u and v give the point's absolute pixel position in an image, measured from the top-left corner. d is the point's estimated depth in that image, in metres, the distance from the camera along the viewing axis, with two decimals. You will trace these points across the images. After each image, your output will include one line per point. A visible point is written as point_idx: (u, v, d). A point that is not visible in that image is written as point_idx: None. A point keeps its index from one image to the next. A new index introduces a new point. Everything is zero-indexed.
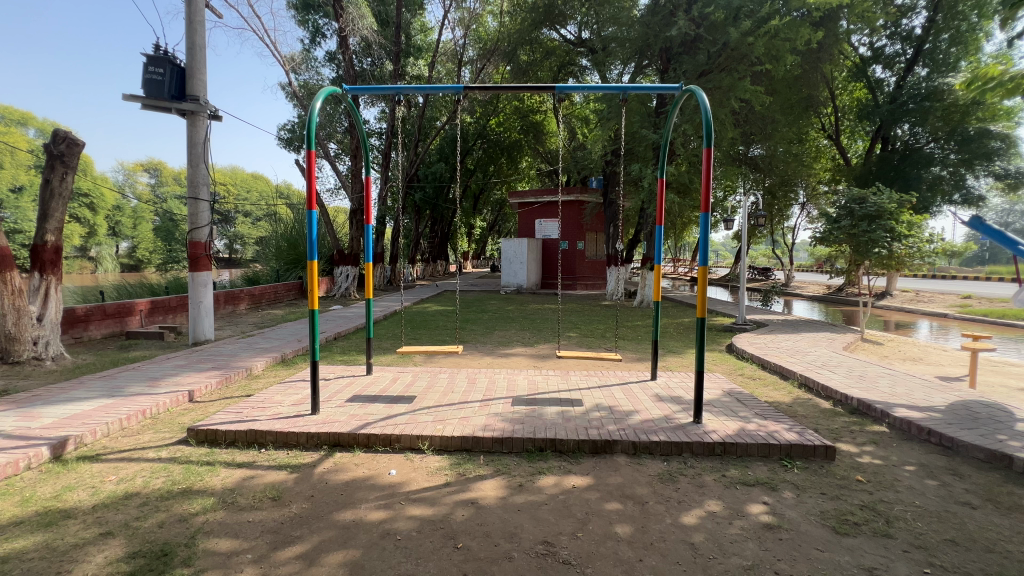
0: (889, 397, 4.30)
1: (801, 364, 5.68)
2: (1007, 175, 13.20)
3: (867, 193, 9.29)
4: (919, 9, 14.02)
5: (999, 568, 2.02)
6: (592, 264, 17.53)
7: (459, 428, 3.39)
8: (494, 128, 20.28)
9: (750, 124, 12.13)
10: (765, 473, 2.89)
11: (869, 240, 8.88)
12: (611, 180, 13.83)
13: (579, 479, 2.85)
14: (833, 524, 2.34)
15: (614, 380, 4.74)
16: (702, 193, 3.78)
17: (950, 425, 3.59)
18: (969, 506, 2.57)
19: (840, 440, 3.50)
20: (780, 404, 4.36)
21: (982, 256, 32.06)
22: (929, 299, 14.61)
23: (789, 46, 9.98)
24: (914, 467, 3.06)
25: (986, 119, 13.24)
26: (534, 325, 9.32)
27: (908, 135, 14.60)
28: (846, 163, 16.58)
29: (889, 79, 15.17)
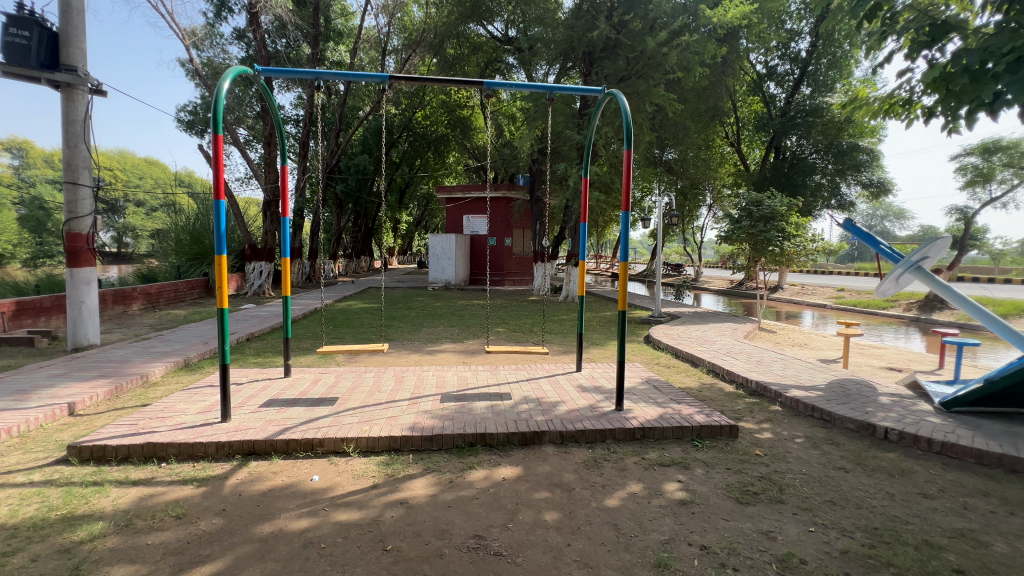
0: (781, 379, 4.84)
1: (708, 352, 6.20)
2: (872, 184, 15.39)
3: (763, 196, 10.32)
4: (804, 34, 15.77)
5: (867, 522, 2.36)
6: (519, 260, 17.81)
7: (387, 429, 3.30)
8: (420, 122, 19.87)
9: (664, 129, 12.98)
10: (679, 454, 3.13)
11: (764, 239, 9.88)
12: (538, 177, 14.03)
13: (509, 471, 2.90)
14: (736, 495, 2.59)
15: (541, 373, 4.87)
16: (622, 193, 3.95)
17: (828, 401, 4.12)
18: (844, 470, 2.96)
19: (742, 419, 3.88)
20: (691, 389, 4.74)
21: (854, 254, 37.01)
22: (811, 292, 16.61)
23: (698, 59, 10.77)
24: (800, 439, 3.48)
25: (856, 135, 15.22)
26: (463, 321, 9.30)
27: (796, 146, 16.35)
28: (746, 170, 18.23)
29: (780, 95, 16.91)
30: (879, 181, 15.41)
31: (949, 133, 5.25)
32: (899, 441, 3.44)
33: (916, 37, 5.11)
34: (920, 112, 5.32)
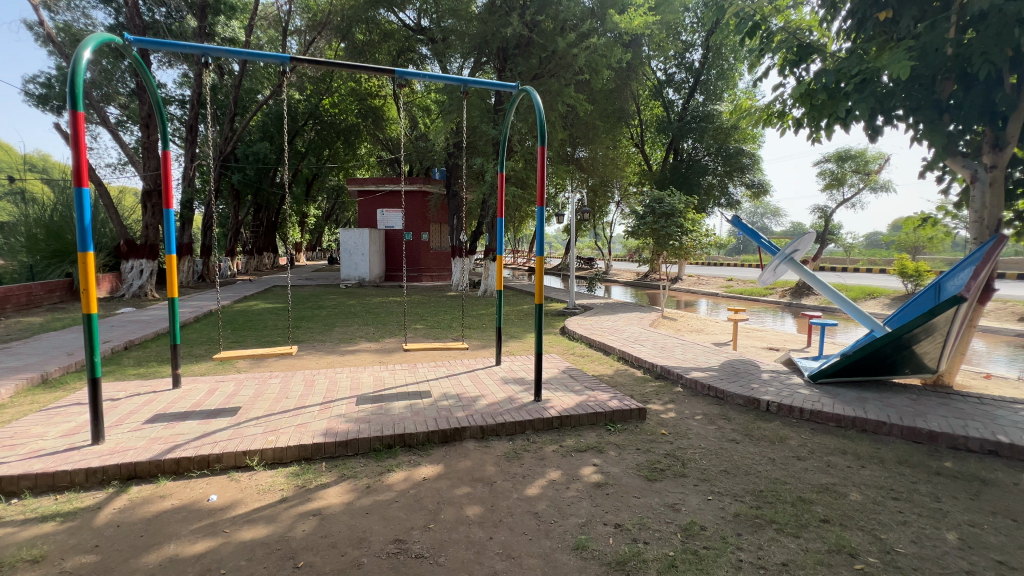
0: (682, 362, 5.28)
1: (619, 340, 6.59)
2: (753, 185, 17.30)
3: (664, 195, 11.16)
4: (696, 46, 17.21)
5: (754, 486, 2.65)
6: (436, 255, 17.54)
7: (296, 437, 3.08)
8: (328, 110, 18.68)
9: (575, 128, 13.48)
10: (594, 439, 3.29)
11: (666, 234, 10.70)
12: (454, 171, 13.75)
13: (430, 470, 2.85)
14: (645, 473, 2.78)
15: (461, 369, 4.85)
16: (538, 188, 4.02)
17: (721, 380, 4.57)
18: (735, 442, 3.30)
19: (649, 401, 4.17)
20: (604, 376, 5.01)
21: (740, 248, 41.19)
22: (706, 282, 18.29)
23: (605, 62, 11.28)
24: (698, 416, 3.82)
25: (740, 141, 16.98)
26: (379, 319, 8.97)
27: (692, 149, 17.83)
28: (649, 170, 19.52)
29: (677, 101, 18.26)
30: (759, 182, 17.31)
31: (813, 143, 6.04)
32: (778, 411, 3.92)
33: (787, 55, 5.78)
34: (791, 122, 6.05)
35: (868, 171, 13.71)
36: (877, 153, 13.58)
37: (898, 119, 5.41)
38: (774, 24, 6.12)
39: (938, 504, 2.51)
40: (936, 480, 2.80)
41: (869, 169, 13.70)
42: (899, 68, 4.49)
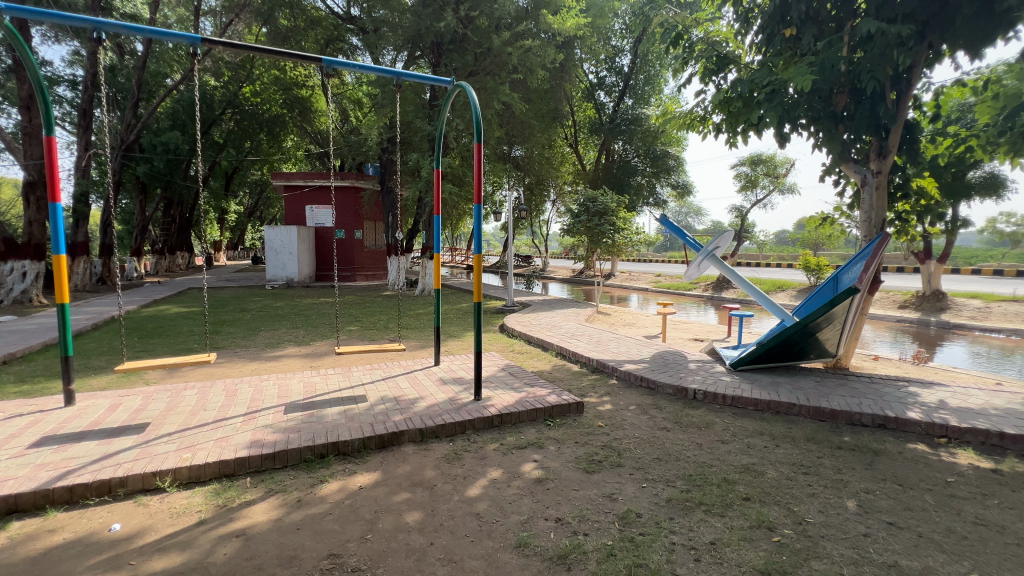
0: (616, 356, 5.48)
1: (556, 336, 6.72)
2: (678, 185, 18.36)
3: (597, 194, 11.55)
4: (625, 52, 17.94)
5: (685, 471, 2.80)
6: (371, 254, 16.96)
7: (215, 452, 2.83)
8: (249, 99, 17.37)
9: (511, 126, 13.55)
10: (534, 435, 3.31)
11: (599, 231, 11.08)
12: (388, 168, 13.37)
13: (366, 478, 2.73)
14: (584, 465, 2.84)
15: (398, 370, 4.71)
16: (475, 185, 3.97)
17: (652, 371, 4.79)
18: (666, 429, 3.47)
19: (587, 395, 4.29)
20: (542, 372, 5.08)
21: (666, 246, 43.58)
22: (637, 277, 19.17)
23: (539, 63, 11.41)
24: (633, 407, 3.98)
25: (666, 143, 17.93)
26: (309, 321, 8.52)
27: (622, 150, 18.58)
28: (582, 169, 20.09)
29: (609, 104, 18.90)
30: (684, 183, 18.40)
31: (730, 147, 6.50)
32: (704, 399, 4.17)
33: (707, 64, 6.17)
34: (711, 128, 6.47)
35: (776, 174, 15.02)
36: (784, 159, 14.89)
37: (801, 127, 5.97)
38: (695, 35, 6.51)
39: (839, 475, 2.79)
40: (838, 454, 3.11)
41: (777, 172, 15.01)
42: (803, 82, 4.94)
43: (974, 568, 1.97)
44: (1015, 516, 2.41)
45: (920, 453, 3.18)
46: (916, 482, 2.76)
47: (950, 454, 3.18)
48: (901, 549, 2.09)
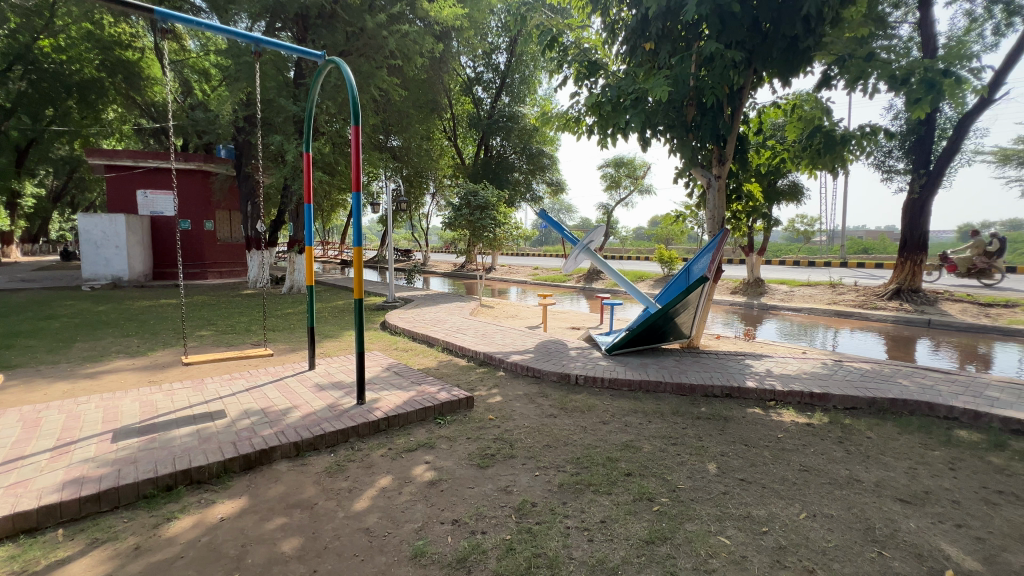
0: (502, 347, 5.55)
1: (442, 331, 6.59)
2: (553, 183, 19.29)
3: (478, 188, 11.60)
4: (501, 50, 18.19)
5: (573, 455, 2.91)
6: (226, 247, 14.93)
7: (8, 504, 2.18)
8: (49, 55, 13.96)
9: (388, 114, 12.92)
10: (424, 435, 3.18)
11: (481, 225, 11.16)
12: (245, 150, 11.80)
13: (229, 507, 2.35)
14: (477, 461, 2.80)
15: (265, 378, 4.17)
16: (352, 172, 3.63)
17: (537, 360, 4.95)
18: (553, 416, 3.60)
19: (475, 389, 4.25)
20: (429, 369, 4.93)
21: (541, 241, 45.56)
22: (516, 270, 19.78)
23: (417, 50, 11.01)
24: (521, 397, 4.06)
25: (541, 142, 18.71)
26: (146, 327, 7.17)
27: (500, 147, 18.93)
28: (462, 163, 20.03)
29: (486, 100, 19.06)
30: (557, 181, 19.40)
31: (600, 148, 6.99)
32: (585, 383, 4.43)
33: (580, 68, 6.52)
34: (584, 129, 6.86)
35: (636, 176, 16.64)
36: (642, 162, 16.52)
37: (659, 133, 6.64)
38: (567, 39, 6.83)
39: (700, 442, 3.17)
40: (698, 424, 3.52)
41: (637, 174, 16.62)
42: (661, 92, 5.48)
43: (803, 508, 2.37)
44: (825, 459, 2.96)
45: (757, 415, 3.75)
46: (757, 440, 3.24)
47: (778, 414, 3.81)
48: (752, 501, 2.43)
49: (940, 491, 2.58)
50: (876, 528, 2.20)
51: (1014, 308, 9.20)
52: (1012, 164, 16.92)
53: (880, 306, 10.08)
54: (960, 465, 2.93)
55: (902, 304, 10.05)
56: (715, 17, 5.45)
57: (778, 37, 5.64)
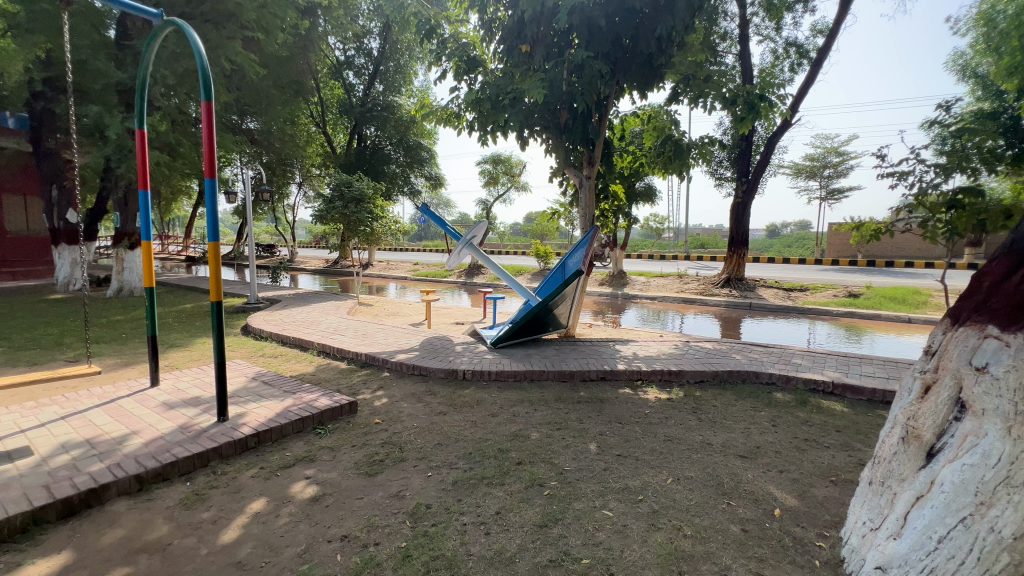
0: (385, 347, 5.31)
1: (316, 333, 6.09)
2: (431, 177, 18.95)
3: (352, 179, 10.92)
4: (374, 35, 17.25)
5: (465, 450, 2.91)
6: (20, 241, 11.91)
7: None
8: None
9: (244, 92, 11.47)
10: (302, 448, 2.90)
11: (357, 219, 10.53)
12: (47, 121, 9.50)
13: (42, 569, 1.88)
14: (365, 470, 2.64)
15: (89, 402, 3.43)
16: (204, 156, 3.14)
17: (423, 358, 4.84)
18: (443, 414, 3.56)
19: (358, 393, 4.01)
20: (304, 375, 4.52)
21: (419, 236, 44.71)
22: (395, 266, 19.12)
23: (278, 24, 9.91)
24: (408, 397, 3.93)
25: (419, 135, 18.25)
26: None
27: (375, 137, 18.05)
28: (332, 152, 18.62)
29: (358, 86, 17.96)
30: (436, 175, 19.09)
31: (481, 144, 7.07)
32: (473, 377, 4.46)
33: (459, 63, 6.49)
34: (465, 124, 6.86)
35: (513, 174, 17.15)
36: (518, 161, 17.06)
37: (536, 133, 6.94)
38: (445, 32, 6.74)
39: (582, 425, 3.40)
40: (578, 408, 3.77)
41: (513, 172, 17.13)
42: (538, 94, 5.72)
43: (669, 473, 2.69)
44: (683, 428, 3.40)
45: (628, 395, 4.15)
46: (629, 418, 3.58)
47: (644, 392, 4.26)
48: (628, 473, 2.68)
49: (766, 444, 3.13)
50: (725, 482, 2.59)
51: (807, 292, 11.55)
52: (802, 177, 21.13)
53: (715, 294, 11.86)
54: (779, 421, 3.58)
55: (731, 291, 11.95)
56: (584, 28, 5.82)
57: (638, 53, 6.26)
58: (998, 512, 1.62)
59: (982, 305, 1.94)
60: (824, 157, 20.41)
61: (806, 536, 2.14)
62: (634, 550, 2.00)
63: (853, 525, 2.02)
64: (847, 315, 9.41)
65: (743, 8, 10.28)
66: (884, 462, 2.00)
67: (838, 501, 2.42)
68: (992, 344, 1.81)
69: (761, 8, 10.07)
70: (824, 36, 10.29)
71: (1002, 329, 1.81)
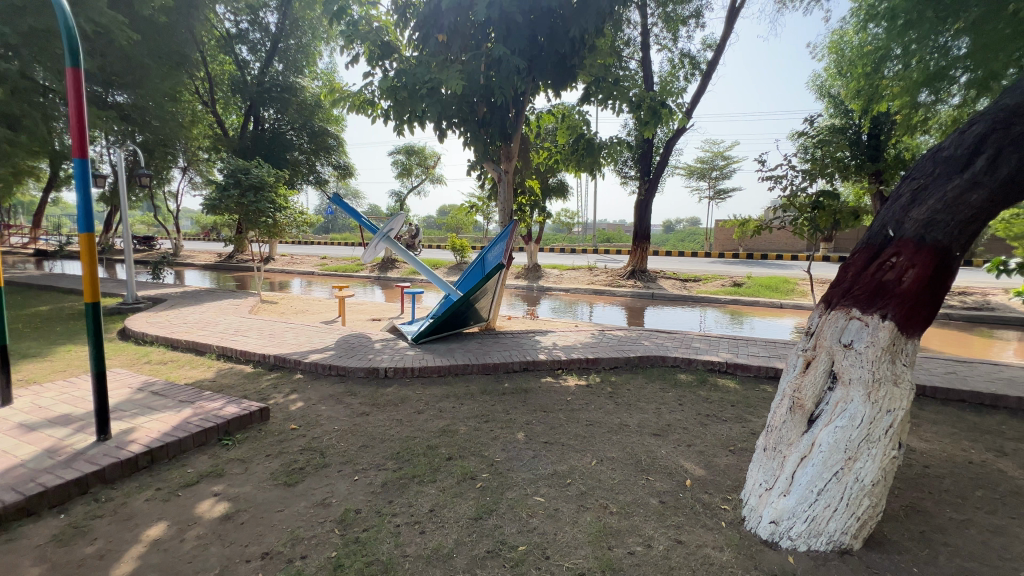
0: (296, 347, 4.96)
1: (214, 335, 5.50)
2: (339, 166, 17.89)
3: (250, 164, 9.98)
4: (271, 8, 15.75)
5: (392, 450, 2.82)
6: None
7: None
8: None
9: (112, 60, 9.93)
10: (206, 463, 2.63)
11: (256, 209, 9.61)
12: None
13: None
14: (283, 480, 2.46)
15: None
16: (73, 133, 2.68)
17: (340, 357, 4.59)
18: (366, 414, 3.42)
19: (268, 398, 3.71)
20: (202, 382, 4.07)
21: (326, 228, 41.86)
22: (300, 260, 17.84)
23: None
24: (326, 399, 3.71)
25: (325, 120, 17.13)
26: None
27: (274, 120, 16.66)
28: (223, 134, 16.77)
29: (253, 63, 16.35)
30: (344, 164, 18.05)
31: (396, 133, 6.83)
32: (395, 374, 4.33)
33: (372, 48, 6.20)
34: (379, 112, 6.57)
35: (427, 165, 16.76)
36: (432, 152, 16.71)
37: (454, 125, 6.87)
38: (357, 13, 6.39)
39: (509, 415, 3.46)
40: (504, 399, 3.83)
41: (428, 164, 16.75)
42: (456, 87, 5.65)
43: (593, 456, 2.84)
44: (603, 412, 3.59)
45: (550, 384, 4.30)
46: (552, 406, 3.71)
47: (565, 380, 4.44)
48: (555, 459, 2.78)
49: (675, 422, 3.42)
50: (642, 460, 2.79)
51: (700, 282, 12.75)
52: (694, 177, 23.21)
53: (622, 285, 12.65)
54: (684, 400, 3.93)
55: (636, 282, 12.83)
56: (501, 23, 5.84)
57: (552, 52, 6.41)
58: (861, 463, 1.99)
59: (846, 291, 2.29)
60: (711, 160, 22.58)
61: (713, 501, 2.38)
62: (567, 532, 2.09)
63: (750, 486, 2.26)
64: (733, 302, 10.57)
65: (644, 17, 10.96)
66: (775, 429, 2.25)
67: (737, 468, 2.73)
68: (856, 324, 2.18)
69: (660, 20, 10.81)
70: (712, 50, 11.33)
71: (863, 311, 2.19)
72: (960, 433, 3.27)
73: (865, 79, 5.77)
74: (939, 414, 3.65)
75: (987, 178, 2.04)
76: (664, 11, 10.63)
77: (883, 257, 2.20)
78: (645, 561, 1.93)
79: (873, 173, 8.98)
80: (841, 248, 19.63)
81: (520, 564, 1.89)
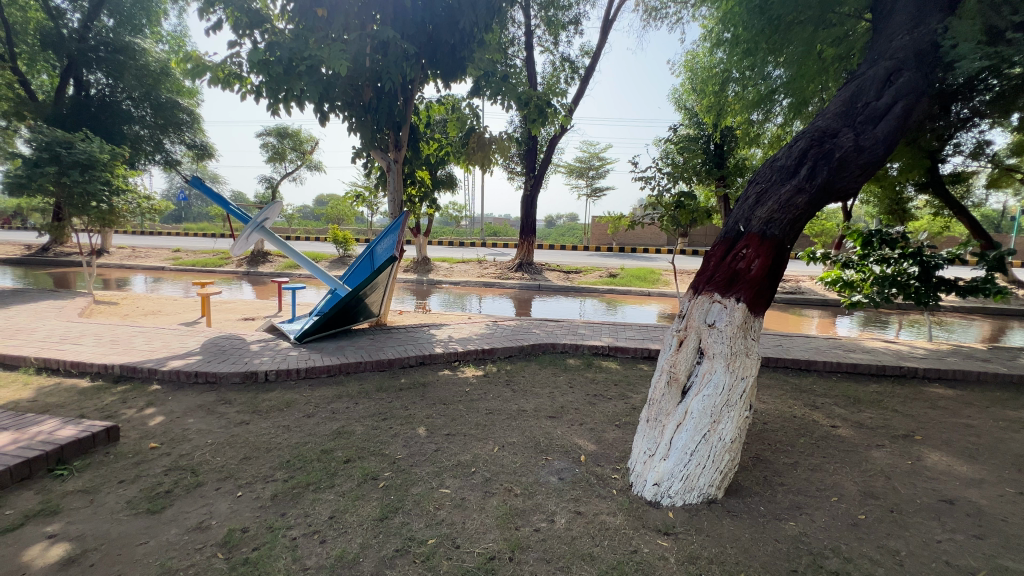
0: (149, 354, 4.25)
1: (29, 344, 4.46)
2: (195, 146, 15.55)
3: (75, 136, 8.27)
4: None
5: (281, 459, 2.59)
6: None
7: None
8: None
9: None
10: (34, 500, 2.15)
11: (84, 192, 7.89)
12: None
13: None
14: (146, 507, 2.12)
15: None
16: None
17: (208, 362, 4.06)
18: (245, 423, 3.07)
19: (116, 415, 3.15)
20: (19, 404, 3.30)
21: (176, 215, 36.10)
22: (145, 254, 15.26)
23: None
24: (192, 411, 3.25)
25: (174, 91, 14.66)
26: None
27: (103, 85, 13.92)
28: (31, 98, 13.43)
29: (71, 14, 13.37)
30: (201, 144, 15.77)
31: (270, 112, 6.17)
32: (277, 377, 3.96)
33: (237, 14, 5.50)
34: (249, 87, 5.88)
35: (303, 150, 15.39)
36: (309, 136, 15.40)
37: (336, 108, 6.46)
38: None
39: (408, 411, 3.38)
40: (401, 395, 3.72)
41: (304, 148, 15.39)
42: (340, 66, 5.28)
43: (495, 442, 2.91)
44: (501, 400, 3.69)
45: (446, 376, 4.29)
46: (451, 398, 3.71)
47: (462, 371, 4.47)
48: (459, 449, 2.80)
49: (568, 403, 3.65)
50: (541, 441, 2.94)
51: (581, 274, 13.69)
52: (574, 175, 24.67)
53: (511, 277, 13.01)
54: (574, 383, 4.21)
55: (524, 274, 13.27)
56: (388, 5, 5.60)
57: (441, 41, 6.32)
58: (723, 425, 2.33)
59: (708, 278, 2.63)
60: (589, 160, 24.24)
61: (605, 472, 2.60)
62: (474, 519, 2.13)
63: (636, 454, 2.50)
64: (610, 292, 11.51)
65: (528, 19, 11.30)
66: (655, 403, 2.51)
67: (623, 440, 3.01)
68: (717, 306, 2.52)
69: (543, 22, 11.20)
70: (590, 57, 12.11)
71: (723, 295, 2.53)
72: (787, 394, 4.01)
73: (713, 96, 6.51)
74: (772, 379, 4.41)
75: (809, 185, 2.51)
76: (547, 15, 11.04)
77: (737, 249, 2.58)
78: (550, 536, 2.05)
79: (719, 178, 10.42)
80: (694, 243, 22.54)
81: (431, 557, 1.88)
